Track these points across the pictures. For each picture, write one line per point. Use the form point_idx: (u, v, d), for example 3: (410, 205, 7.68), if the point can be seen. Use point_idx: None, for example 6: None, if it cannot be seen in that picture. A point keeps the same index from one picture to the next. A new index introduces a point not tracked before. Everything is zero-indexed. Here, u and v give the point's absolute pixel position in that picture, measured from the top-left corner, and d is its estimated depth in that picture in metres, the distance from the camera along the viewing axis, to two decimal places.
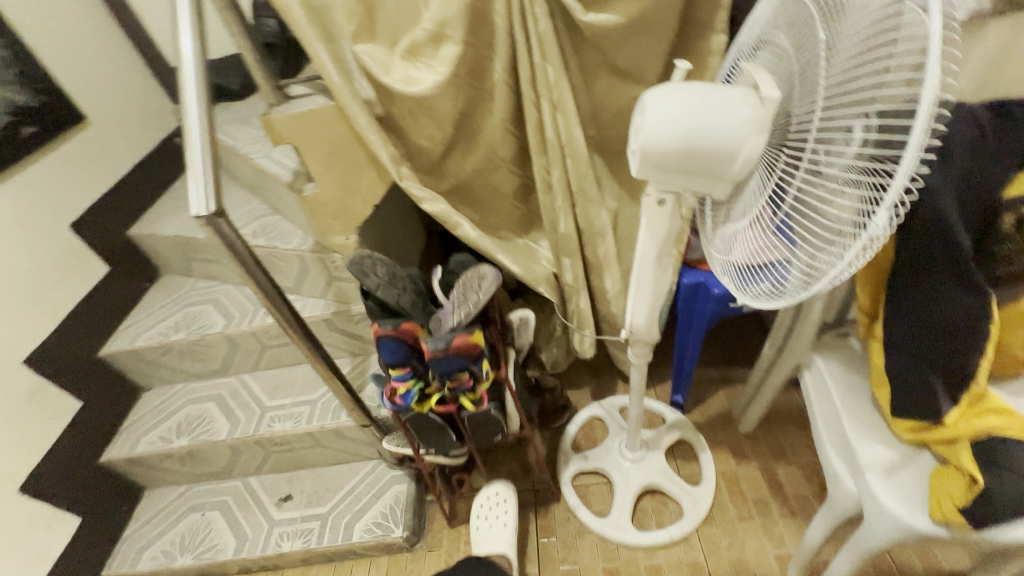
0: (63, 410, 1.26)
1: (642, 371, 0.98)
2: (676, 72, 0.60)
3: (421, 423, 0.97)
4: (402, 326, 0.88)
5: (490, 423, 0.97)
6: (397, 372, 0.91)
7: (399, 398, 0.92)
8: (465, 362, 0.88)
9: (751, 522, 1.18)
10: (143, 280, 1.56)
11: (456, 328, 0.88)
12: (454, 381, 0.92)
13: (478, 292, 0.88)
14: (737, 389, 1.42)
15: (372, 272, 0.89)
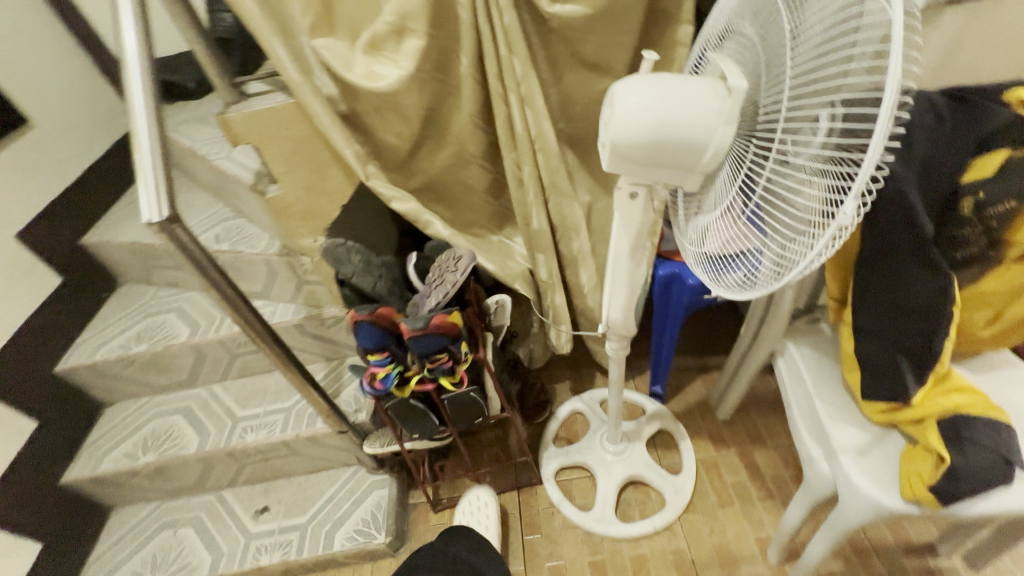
0: (17, 432, 1.19)
1: (620, 365, 0.98)
2: (643, 64, 0.59)
3: (401, 408, 0.92)
4: (380, 308, 0.82)
5: (472, 405, 0.92)
6: (376, 356, 0.85)
7: (379, 382, 0.86)
8: (444, 343, 0.83)
9: (731, 507, 1.20)
10: (101, 290, 1.48)
11: (434, 309, 0.84)
12: (433, 364, 0.86)
13: (454, 272, 0.84)
14: (713, 377, 1.45)
15: (348, 260, 0.85)
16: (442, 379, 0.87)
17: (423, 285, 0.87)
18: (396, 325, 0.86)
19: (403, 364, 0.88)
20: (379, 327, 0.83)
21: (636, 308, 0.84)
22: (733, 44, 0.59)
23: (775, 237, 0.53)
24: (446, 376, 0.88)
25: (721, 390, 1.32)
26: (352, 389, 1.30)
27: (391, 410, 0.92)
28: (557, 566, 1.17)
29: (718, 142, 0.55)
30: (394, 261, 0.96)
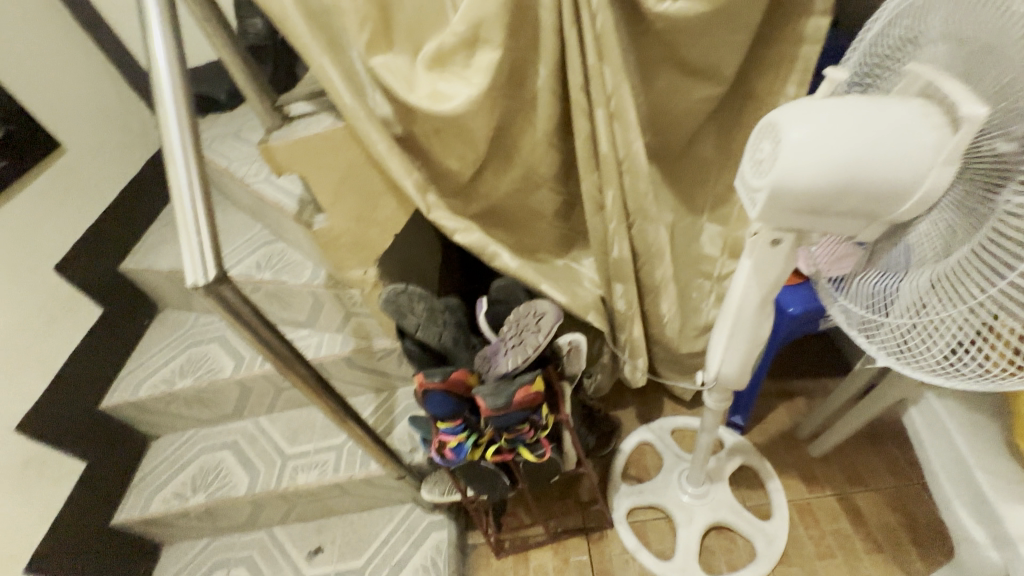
0: (64, 475, 1.14)
1: (718, 415, 0.85)
2: (827, 84, 0.49)
3: (470, 471, 0.83)
4: (454, 376, 0.72)
5: (549, 467, 0.84)
6: (447, 425, 0.75)
7: (450, 452, 0.77)
8: (527, 415, 0.72)
9: (833, 559, 1.07)
10: (141, 316, 1.42)
11: (513, 376, 0.73)
12: (512, 433, 0.76)
13: (537, 334, 0.72)
14: (799, 403, 1.30)
15: (411, 310, 0.74)
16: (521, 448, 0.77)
17: (498, 341, 0.77)
18: (469, 390, 0.75)
19: (476, 431, 0.78)
20: (452, 395, 0.73)
21: (753, 362, 0.70)
22: (941, 43, 0.45)
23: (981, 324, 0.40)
24: (524, 443, 0.78)
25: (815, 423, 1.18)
26: (405, 424, 1.21)
27: (460, 472, 0.83)
28: None
29: (935, 184, 0.41)
30: (458, 303, 0.85)
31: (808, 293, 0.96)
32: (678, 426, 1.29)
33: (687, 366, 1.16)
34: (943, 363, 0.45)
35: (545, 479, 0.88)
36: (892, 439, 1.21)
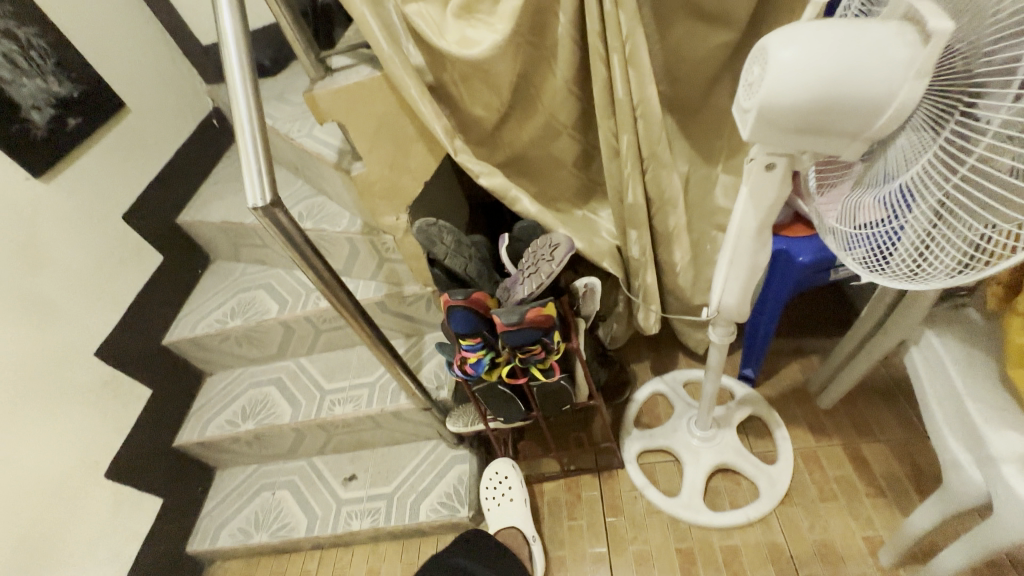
0: (135, 399, 1.30)
1: (722, 351, 0.89)
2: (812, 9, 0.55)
3: (489, 391, 0.92)
4: (474, 296, 0.80)
5: (560, 394, 0.91)
6: (468, 342, 0.84)
7: (470, 367, 0.86)
8: (539, 336, 0.79)
9: (835, 502, 1.12)
10: (196, 266, 1.56)
11: (528, 300, 0.80)
12: (525, 353, 0.83)
13: (550, 262, 0.79)
14: (812, 361, 1.34)
15: (439, 240, 0.82)
16: (534, 369, 0.85)
17: (516, 271, 0.84)
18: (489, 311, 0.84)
19: (494, 350, 0.87)
20: (473, 313, 0.81)
21: (754, 292, 0.75)
22: None
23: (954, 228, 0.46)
24: (538, 366, 0.86)
25: (827, 374, 1.22)
26: (433, 364, 1.31)
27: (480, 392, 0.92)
28: (642, 551, 1.14)
29: (908, 97, 0.44)
30: (485, 241, 0.93)
31: (819, 243, 0.99)
32: (690, 378, 1.35)
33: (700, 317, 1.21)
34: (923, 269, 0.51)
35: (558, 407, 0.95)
36: (904, 396, 1.24)
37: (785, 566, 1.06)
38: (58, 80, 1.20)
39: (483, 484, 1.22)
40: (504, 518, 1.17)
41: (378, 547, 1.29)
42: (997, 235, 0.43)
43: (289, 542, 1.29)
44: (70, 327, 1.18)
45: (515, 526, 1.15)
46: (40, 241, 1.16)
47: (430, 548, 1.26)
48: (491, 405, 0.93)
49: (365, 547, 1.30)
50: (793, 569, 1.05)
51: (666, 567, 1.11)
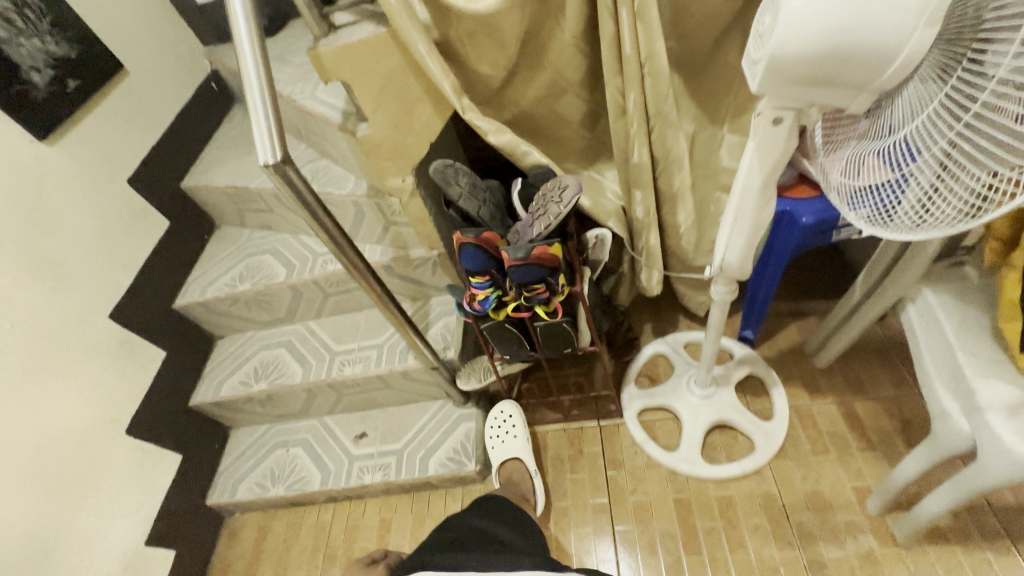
0: (150, 360, 1.33)
1: (724, 309, 0.92)
2: None
3: (496, 329, 1.00)
4: (485, 234, 0.84)
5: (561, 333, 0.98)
6: (477, 279, 0.89)
7: (478, 303, 0.92)
8: (544, 275, 0.85)
9: (827, 456, 1.16)
10: (202, 231, 1.57)
11: (535, 241, 0.85)
12: (530, 292, 0.88)
13: (559, 204, 0.82)
14: (810, 322, 1.36)
15: (456, 181, 0.88)
16: (538, 308, 0.91)
17: (526, 214, 0.87)
18: (499, 251, 0.88)
19: (501, 290, 0.91)
20: (482, 251, 0.85)
21: (756, 251, 0.77)
22: None
23: (954, 178, 0.48)
24: (542, 305, 0.92)
25: (825, 334, 1.25)
26: (440, 324, 1.34)
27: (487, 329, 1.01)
28: (641, 502, 1.20)
29: (918, 45, 0.44)
30: (499, 188, 0.97)
31: (823, 204, 1.00)
32: (690, 340, 1.38)
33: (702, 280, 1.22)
34: (919, 216, 0.54)
35: (560, 347, 1.03)
36: (899, 356, 1.27)
37: (777, 514, 1.12)
38: (54, 40, 1.17)
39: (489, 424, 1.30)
40: (508, 451, 1.24)
41: (389, 500, 1.35)
42: (992, 184, 0.45)
43: (304, 495, 1.35)
44: (83, 289, 1.20)
45: (518, 458, 1.23)
46: (48, 204, 1.17)
47: (438, 500, 1.32)
48: (499, 339, 1.01)
49: (377, 500, 1.36)
50: (784, 517, 1.11)
51: (664, 516, 1.17)
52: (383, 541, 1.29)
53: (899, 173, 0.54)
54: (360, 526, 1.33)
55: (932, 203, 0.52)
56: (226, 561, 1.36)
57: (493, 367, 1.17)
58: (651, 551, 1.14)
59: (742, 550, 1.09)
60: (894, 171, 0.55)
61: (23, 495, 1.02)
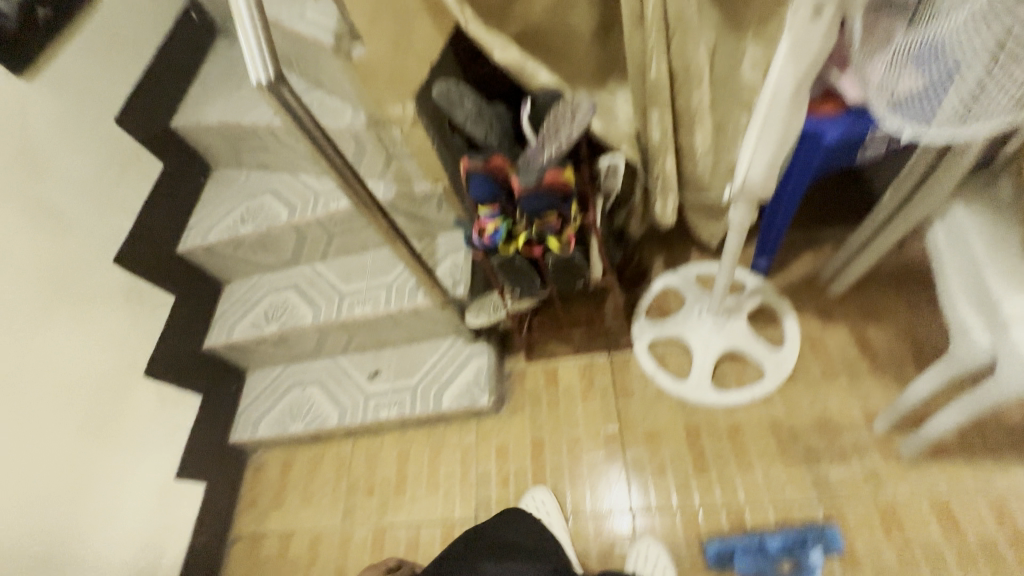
0: (159, 305, 1.33)
1: (741, 234, 0.89)
2: None
3: (506, 265, 0.97)
4: (493, 160, 0.81)
5: (573, 268, 0.96)
6: (486, 209, 0.86)
7: (488, 238, 0.88)
8: (555, 203, 0.83)
9: (836, 380, 1.17)
10: (198, 174, 1.52)
11: (546, 165, 0.80)
12: (542, 223, 0.86)
13: (570, 126, 0.77)
14: (826, 251, 1.34)
15: (460, 104, 0.84)
16: (551, 239, 0.88)
17: (537, 138, 0.80)
18: (509, 178, 0.84)
19: (511, 221, 0.88)
20: (491, 179, 0.83)
21: (780, 165, 0.73)
22: None
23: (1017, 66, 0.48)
24: (555, 236, 0.89)
25: (841, 262, 1.22)
26: (449, 262, 1.32)
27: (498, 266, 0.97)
28: (651, 429, 1.23)
29: None
30: (506, 112, 0.91)
31: (851, 119, 0.93)
32: (702, 272, 1.38)
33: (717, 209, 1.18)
34: (970, 108, 0.54)
35: (573, 282, 1.01)
36: (914, 282, 1.25)
37: (784, 437, 1.14)
38: None
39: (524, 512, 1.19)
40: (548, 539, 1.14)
41: (406, 433, 1.39)
42: None
43: (323, 431, 1.39)
44: (85, 233, 1.18)
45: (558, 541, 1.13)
46: (36, 145, 1.12)
47: (453, 433, 1.36)
48: (510, 276, 0.99)
49: (394, 434, 1.40)
50: (792, 439, 1.14)
51: (673, 441, 1.20)
52: (402, 471, 1.34)
53: (948, 70, 0.53)
54: (379, 457, 1.38)
55: (986, 94, 0.52)
56: (253, 494, 1.43)
57: (505, 304, 1.15)
58: (661, 474, 1.18)
59: (748, 469, 1.13)
60: (941, 68, 0.53)
61: (54, 434, 1.05)
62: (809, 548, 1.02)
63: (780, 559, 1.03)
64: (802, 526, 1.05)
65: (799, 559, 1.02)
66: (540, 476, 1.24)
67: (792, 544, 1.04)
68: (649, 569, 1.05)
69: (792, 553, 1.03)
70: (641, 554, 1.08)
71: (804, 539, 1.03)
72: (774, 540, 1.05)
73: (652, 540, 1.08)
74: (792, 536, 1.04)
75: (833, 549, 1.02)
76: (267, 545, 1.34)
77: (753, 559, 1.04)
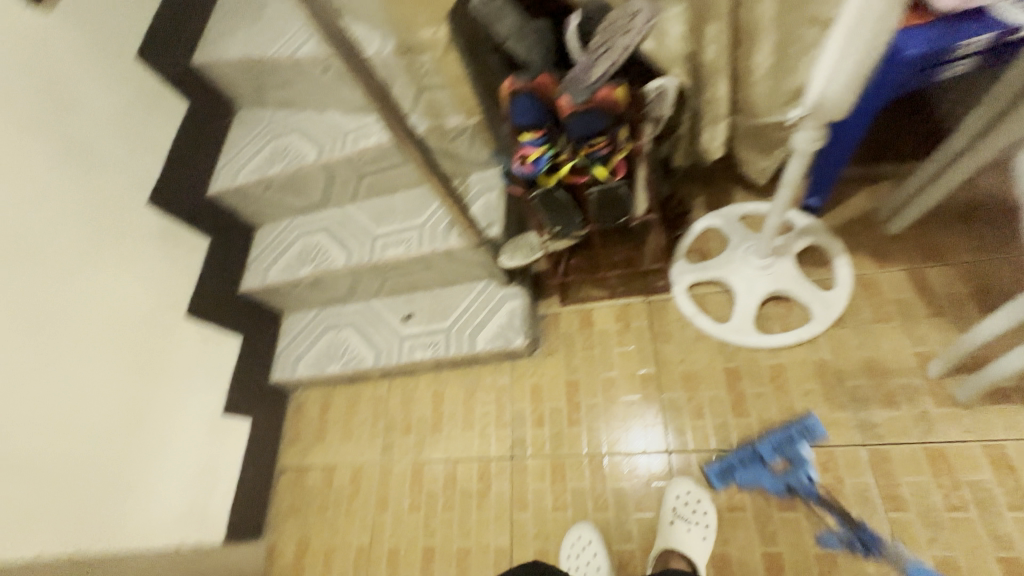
0: (195, 248, 1.33)
1: (803, 162, 0.84)
2: None
3: (546, 199, 0.94)
4: (539, 78, 0.78)
5: (616, 201, 0.90)
6: (531, 135, 0.81)
7: (531, 165, 0.84)
8: (607, 125, 0.78)
9: (889, 323, 1.12)
10: (222, 114, 1.48)
11: (597, 82, 0.77)
12: (590, 149, 0.81)
13: (627, 35, 0.77)
14: (884, 188, 1.26)
15: (502, 21, 0.82)
16: (598, 166, 0.83)
17: (585, 55, 0.78)
18: (554, 100, 0.81)
19: (556, 149, 0.83)
20: (538, 101, 0.79)
21: (860, 86, 0.68)
22: None
23: None
24: (602, 164, 0.84)
25: (904, 197, 1.15)
26: (481, 202, 1.28)
27: (539, 201, 0.94)
28: (689, 371, 1.21)
29: None
30: (549, 28, 0.86)
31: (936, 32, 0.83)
32: (748, 212, 1.30)
33: (769, 141, 1.09)
34: None
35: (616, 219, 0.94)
36: (982, 219, 1.17)
37: (830, 379, 1.11)
38: None
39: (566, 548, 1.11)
40: None
41: (441, 374, 1.41)
42: None
43: (360, 371, 1.41)
44: (116, 172, 1.17)
45: None
46: (59, 81, 1.09)
47: (487, 374, 1.37)
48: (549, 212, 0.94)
49: (428, 375, 1.42)
50: (837, 382, 1.10)
51: (711, 383, 1.18)
52: (438, 410, 1.37)
53: None
54: (415, 397, 1.41)
55: None
56: (295, 430, 1.48)
57: (543, 243, 1.13)
58: (698, 416, 1.16)
59: (790, 412, 1.11)
60: None
61: (103, 369, 1.07)
62: (797, 445, 1.06)
63: (775, 461, 1.07)
64: (784, 425, 1.10)
65: (791, 457, 1.06)
66: (574, 416, 1.25)
67: (780, 443, 1.07)
68: (689, 513, 1.05)
69: (783, 452, 1.07)
70: (682, 498, 1.07)
71: (789, 435, 1.06)
72: (765, 445, 1.08)
73: (693, 485, 1.08)
74: (779, 436, 1.08)
75: (816, 437, 1.07)
76: (311, 478, 1.41)
77: (750, 467, 1.07)
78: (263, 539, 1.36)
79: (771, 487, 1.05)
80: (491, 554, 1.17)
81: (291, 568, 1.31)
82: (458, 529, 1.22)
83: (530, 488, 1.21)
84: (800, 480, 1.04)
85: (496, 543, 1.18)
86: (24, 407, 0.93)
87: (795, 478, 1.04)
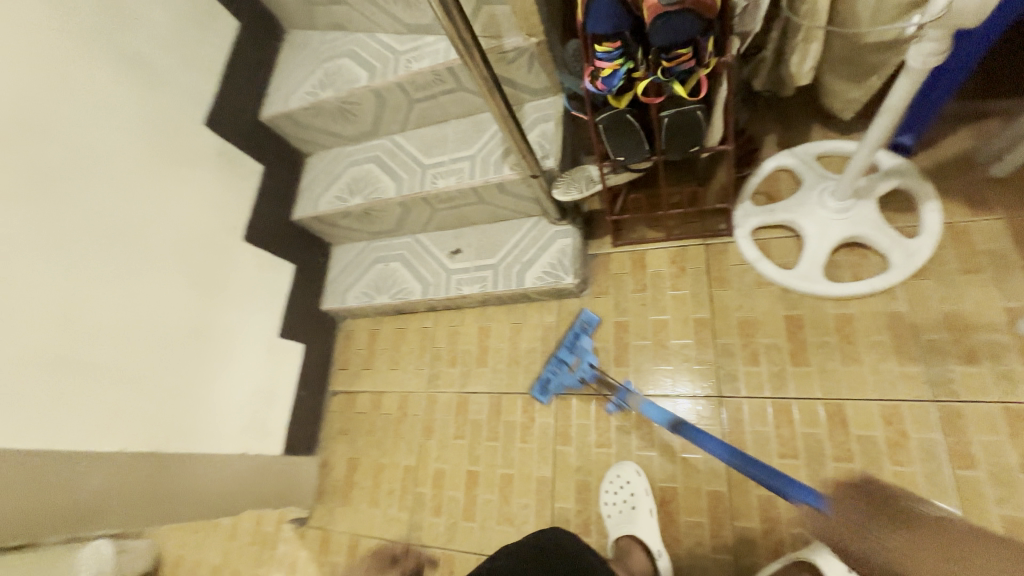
0: (250, 173, 1.34)
1: (915, 80, 0.74)
2: None
3: (616, 125, 0.87)
4: None
5: (691, 127, 0.84)
6: (605, 48, 0.74)
7: (603, 83, 0.78)
8: (696, 34, 0.69)
9: (979, 275, 1.03)
10: (273, 38, 1.45)
11: None
12: (672, 62, 0.74)
13: None
14: (989, 127, 1.13)
15: None
16: (677, 84, 0.77)
17: None
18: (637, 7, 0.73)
19: (632, 62, 0.77)
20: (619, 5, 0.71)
21: None
22: None
23: None
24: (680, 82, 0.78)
25: None
26: (537, 132, 1.22)
27: (604, 126, 0.88)
28: (746, 318, 1.16)
29: None
30: None
31: None
32: (825, 151, 1.19)
33: (866, 66, 0.98)
34: None
35: (687, 148, 0.89)
36: None
37: (903, 332, 1.04)
38: None
39: (608, 483, 1.13)
40: (622, 526, 1.06)
41: (487, 310, 1.41)
42: None
43: (408, 304, 1.43)
44: (174, 91, 1.17)
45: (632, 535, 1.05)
46: None
47: (534, 312, 1.36)
48: (617, 140, 0.89)
49: (475, 311, 1.43)
50: (912, 335, 1.04)
51: (770, 331, 1.13)
52: (483, 344, 1.38)
53: None
54: (460, 331, 1.42)
55: None
56: (346, 357, 1.54)
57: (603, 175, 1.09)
58: (753, 362, 1.13)
59: (855, 363, 1.06)
60: None
61: (172, 284, 1.11)
62: (579, 340, 1.26)
63: (570, 360, 1.25)
64: (570, 328, 1.29)
65: (578, 352, 1.25)
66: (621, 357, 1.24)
67: (570, 342, 1.27)
68: None
69: (576, 352, 1.26)
70: None
71: (571, 332, 1.26)
72: (562, 350, 1.26)
73: None
74: (569, 338, 1.27)
75: (592, 326, 1.26)
76: (360, 402, 1.47)
77: (556, 370, 1.25)
78: (317, 455, 1.45)
79: (573, 385, 1.24)
80: (533, 482, 1.21)
81: (343, 482, 1.40)
82: (501, 455, 1.26)
83: (574, 423, 1.22)
84: (586, 370, 1.22)
85: (538, 473, 1.21)
86: (104, 315, 0.98)
87: (583, 370, 1.23)
